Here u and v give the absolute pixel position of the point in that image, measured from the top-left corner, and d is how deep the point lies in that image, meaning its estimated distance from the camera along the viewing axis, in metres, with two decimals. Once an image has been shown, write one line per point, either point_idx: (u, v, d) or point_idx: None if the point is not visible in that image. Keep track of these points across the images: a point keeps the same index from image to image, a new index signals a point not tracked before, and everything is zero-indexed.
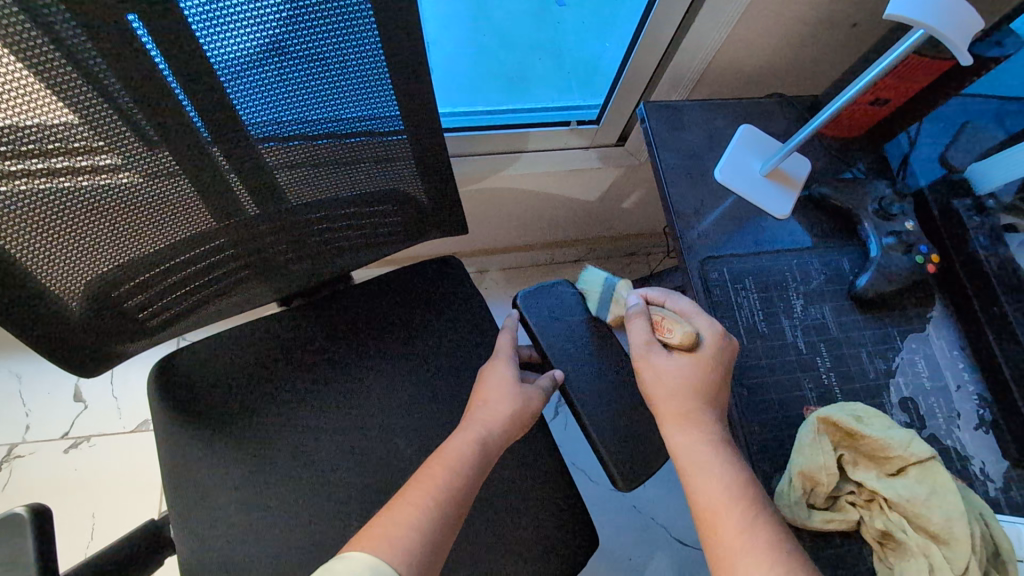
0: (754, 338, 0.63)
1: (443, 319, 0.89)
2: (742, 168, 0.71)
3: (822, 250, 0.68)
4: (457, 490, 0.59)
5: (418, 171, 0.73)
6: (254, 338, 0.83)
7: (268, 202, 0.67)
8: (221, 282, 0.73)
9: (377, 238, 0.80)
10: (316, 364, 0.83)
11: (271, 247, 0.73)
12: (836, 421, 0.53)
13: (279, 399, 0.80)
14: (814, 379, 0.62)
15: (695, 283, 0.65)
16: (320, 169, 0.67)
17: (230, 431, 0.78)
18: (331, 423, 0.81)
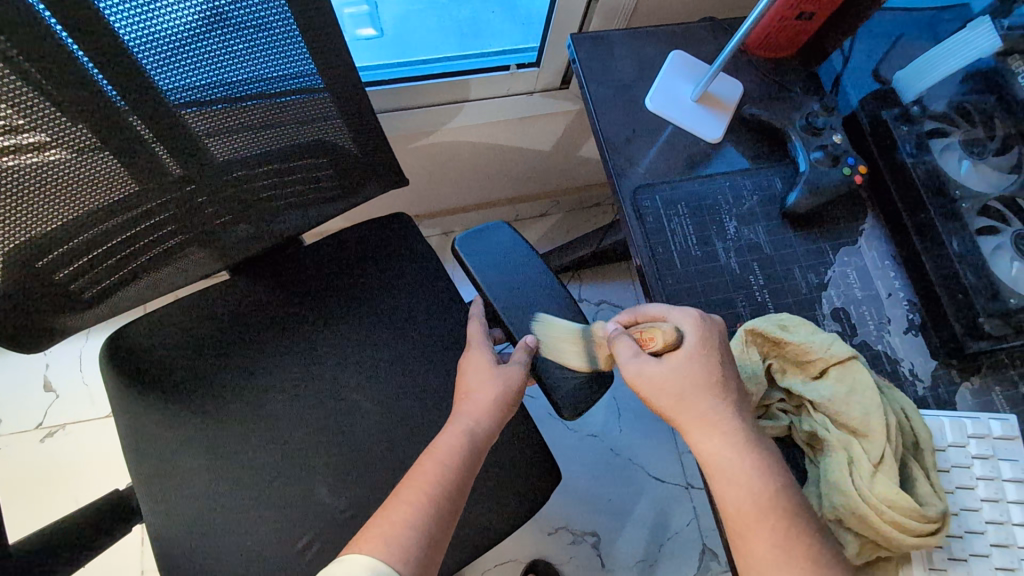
0: (687, 262, 0.63)
1: (394, 276, 0.89)
2: (672, 96, 0.70)
3: (756, 171, 0.68)
4: (452, 485, 0.59)
5: (350, 126, 0.72)
6: (205, 310, 0.82)
7: (199, 168, 0.66)
8: (161, 250, 0.73)
9: (318, 199, 0.79)
10: (270, 329, 0.83)
11: (207, 213, 0.72)
12: (762, 332, 0.54)
13: (235, 364, 0.81)
14: (749, 297, 0.63)
15: (628, 209, 0.65)
16: (249, 135, 0.66)
17: (189, 399, 0.78)
18: (290, 384, 0.81)
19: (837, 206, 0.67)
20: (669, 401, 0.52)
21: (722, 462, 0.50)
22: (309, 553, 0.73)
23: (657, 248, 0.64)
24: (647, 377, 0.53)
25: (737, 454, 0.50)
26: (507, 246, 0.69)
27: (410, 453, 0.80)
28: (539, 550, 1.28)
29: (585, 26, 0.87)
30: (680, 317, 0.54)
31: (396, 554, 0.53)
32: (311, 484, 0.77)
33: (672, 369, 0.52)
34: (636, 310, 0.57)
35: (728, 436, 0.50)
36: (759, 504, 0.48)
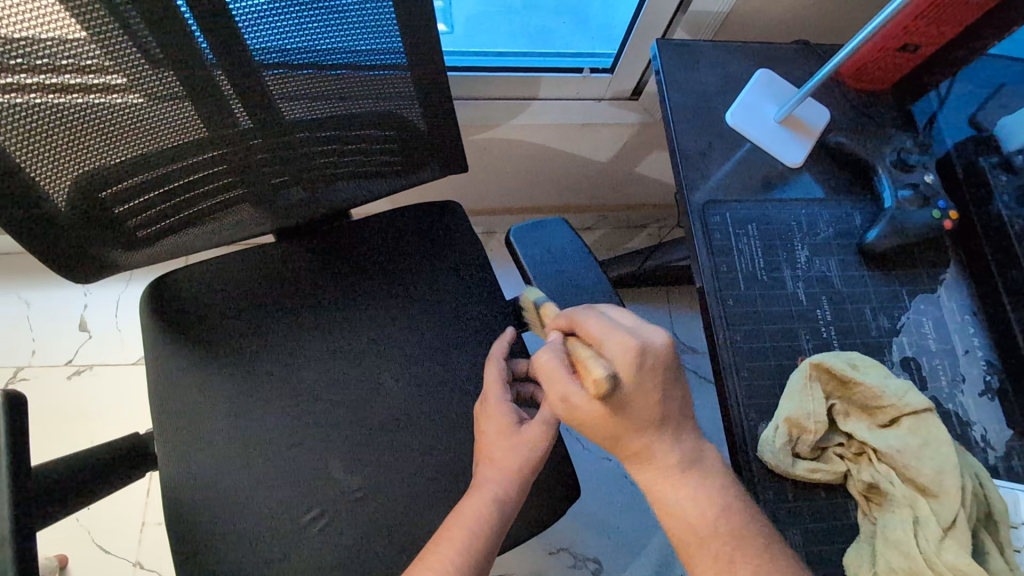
0: (752, 285, 0.60)
1: (437, 263, 0.87)
2: (754, 116, 0.67)
3: (834, 202, 0.64)
4: (477, 555, 0.56)
5: (423, 108, 0.71)
6: (247, 270, 0.82)
7: (270, 128, 0.66)
8: (217, 203, 0.73)
9: (379, 179, 0.79)
10: (307, 297, 0.82)
11: (268, 172, 0.72)
12: (829, 368, 0.51)
13: (269, 327, 0.80)
14: (813, 331, 0.59)
15: (694, 223, 0.62)
16: (324, 104, 0.66)
17: (218, 355, 0.78)
18: (319, 355, 0.80)
19: (918, 251, 0.63)
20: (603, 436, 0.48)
21: (738, 539, 0.47)
22: (314, 528, 0.71)
23: (721, 266, 0.60)
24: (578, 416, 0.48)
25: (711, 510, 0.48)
26: (562, 243, 0.67)
27: (427, 444, 0.77)
28: (536, 567, 1.23)
29: (668, 35, 0.84)
30: (619, 352, 0.45)
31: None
32: (326, 458, 0.75)
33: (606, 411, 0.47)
34: (578, 323, 0.49)
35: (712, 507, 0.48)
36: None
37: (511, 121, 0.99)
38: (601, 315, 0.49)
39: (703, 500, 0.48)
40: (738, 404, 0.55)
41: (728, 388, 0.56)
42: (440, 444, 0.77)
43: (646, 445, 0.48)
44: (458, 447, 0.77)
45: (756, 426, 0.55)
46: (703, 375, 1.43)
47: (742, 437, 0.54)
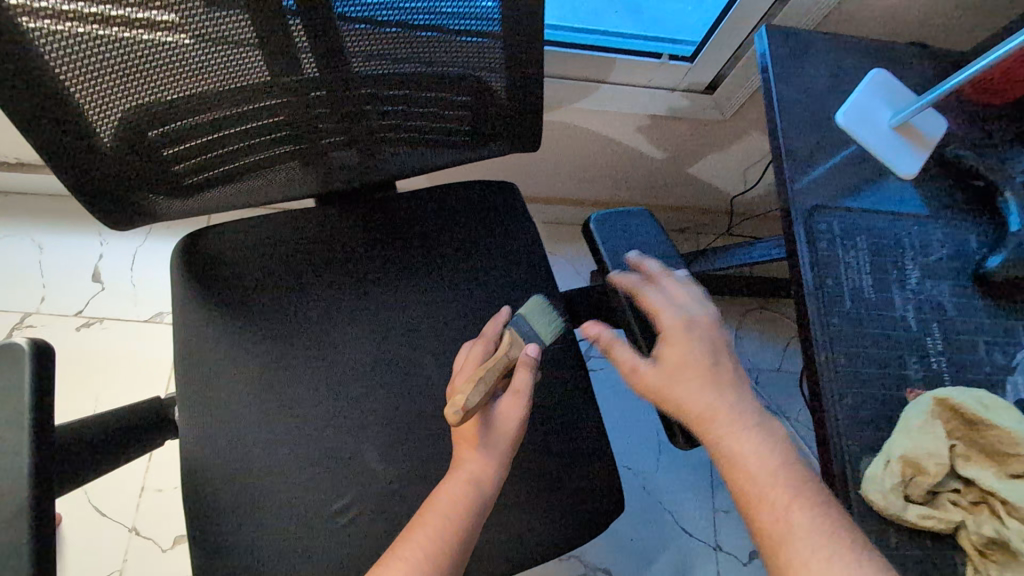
0: (858, 303, 0.54)
1: (488, 247, 0.81)
2: (866, 118, 0.61)
3: (949, 221, 0.58)
4: (456, 540, 0.51)
5: (504, 80, 0.65)
6: (289, 235, 0.76)
7: (338, 87, 0.61)
8: (270, 167, 0.67)
9: (444, 153, 0.74)
10: (348, 268, 0.77)
11: (328, 137, 0.66)
12: (955, 405, 0.46)
13: (307, 297, 0.74)
14: (923, 361, 0.53)
15: (798, 228, 0.56)
16: (399, 65, 0.61)
17: (251, 320, 0.72)
18: (359, 333, 0.74)
19: None
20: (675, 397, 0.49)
21: (821, 506, 0.44)
22: (343, 518, 0.66)
23: (825, 278, 0.55)
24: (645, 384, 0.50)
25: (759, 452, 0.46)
26: (647, 235, 0.61)
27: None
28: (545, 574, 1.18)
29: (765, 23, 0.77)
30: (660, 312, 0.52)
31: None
32: (360, 443, 0.69)
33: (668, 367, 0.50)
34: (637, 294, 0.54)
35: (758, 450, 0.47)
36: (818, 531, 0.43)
37: (575, 103, 0.92)
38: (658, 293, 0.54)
39: (766, 456, 0.46)
40: (839, 434, 0.50)
41: (828, 414, 0.51)
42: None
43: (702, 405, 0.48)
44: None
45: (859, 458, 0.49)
46: None
47: (843, 470, 0.49)
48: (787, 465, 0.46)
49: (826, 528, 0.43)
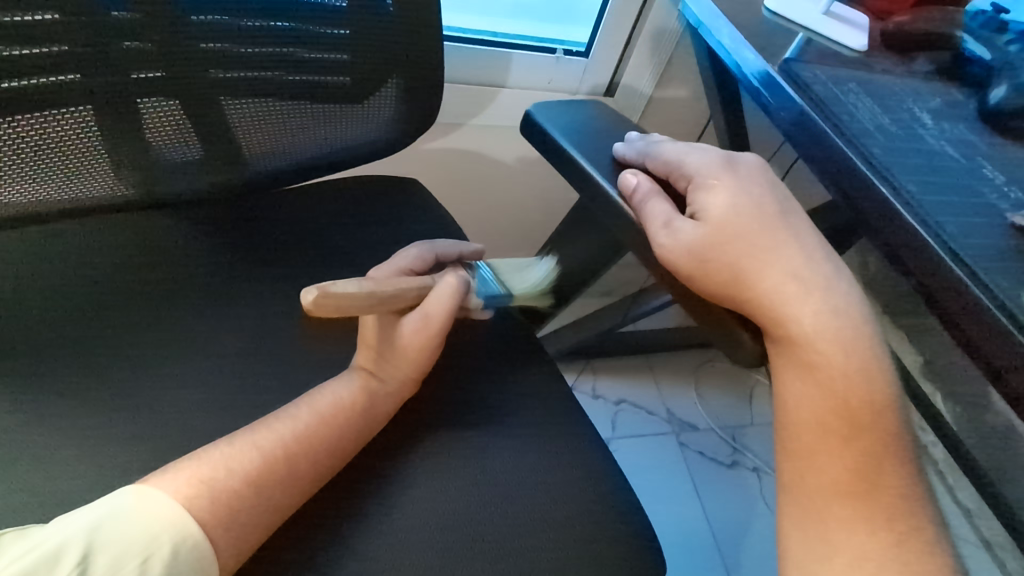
0: (890, 137, 0.43)
1: (399, 241, 0.60)
2: (798, 6, 0.56)
3: (927, 79, 0.52)
4: (314, 454, 0.40)
5: (400, 31, 0.51)
6: (95, 256, 0.50)
7: (161, 24, 0.43)
8: (82, 186, 0.48)
9: (337, 142, 0.57)
10: (198, 285, 0.51)
11: (168, 139, 0.48)
12: None
13: (128, 331, 0.47)
14: (998, 190, 0.40)
15: (784, 82, 0.46)
16: (260, 25, 0.46)
17: (22, 384, 0.43)
18: (220, 374, 0.47)
19: None
20: (732, 258, 0.38)
21: (890, 447, 0.36)
22: None
23: (842, 122, 0.43)
24: (682, 246, 0.38)
25: (841, 350, 0.37)
26: (610, 130, 0.48)
27: (420, 499, 0.44)
28: None
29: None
30: (690, 166, 0.42)
31: (203, 507, 0.35)
32: None
33: (717, 221, 0.39)
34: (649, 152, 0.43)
35: (843, 355, 0.37)
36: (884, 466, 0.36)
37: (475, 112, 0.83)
38: (677, 147, 0.43)
39: (854, 364, 0.37)
40: (971, 269, 0.35)
41: (940, 252, 0.36)
42: (440, 496, 0.44)
43: (772, 282, 0.37)
44: (473, 498, 0.45)
45: (1012, 298, 0.34)
46: (711, 456, 1.12)
47: (1010, 313, 0.33)
48: (867, 343, 0.37)
49: (886, 473, 0.36)
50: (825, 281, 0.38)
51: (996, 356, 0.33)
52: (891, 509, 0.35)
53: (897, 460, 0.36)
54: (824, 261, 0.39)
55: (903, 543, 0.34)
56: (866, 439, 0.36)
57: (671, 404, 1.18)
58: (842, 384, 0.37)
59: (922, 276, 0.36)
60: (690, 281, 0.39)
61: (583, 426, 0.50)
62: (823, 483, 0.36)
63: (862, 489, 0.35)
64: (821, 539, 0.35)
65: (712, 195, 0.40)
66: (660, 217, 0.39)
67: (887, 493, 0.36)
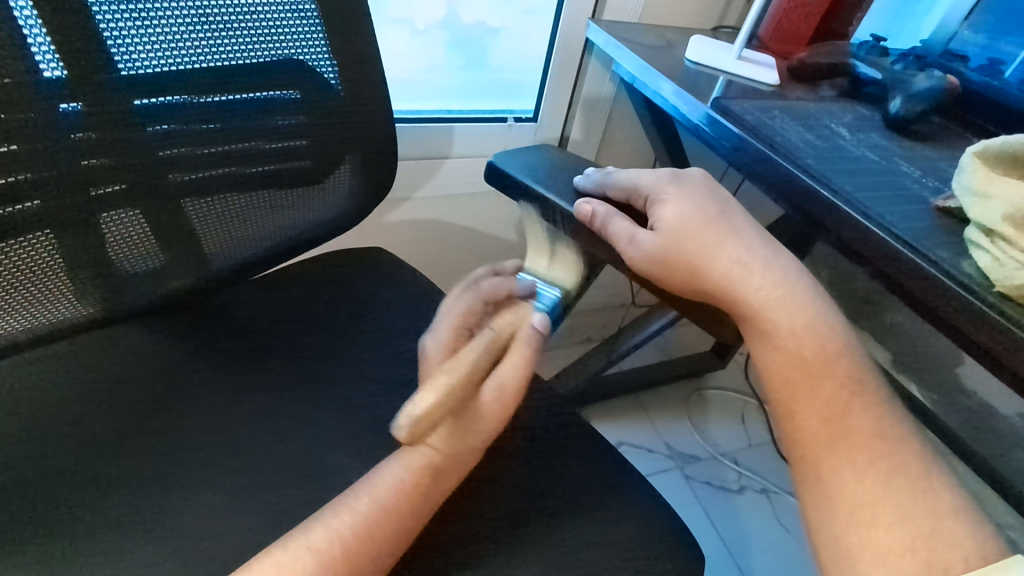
0: (818, 149, 0.49)
1: (389, 307, 0.61)
2: (714, 55, 0.64)
3: (835, 101, 0.60)
4: (378, 544, 0.37)
5: (372, 118, 0.54)
6: (88, 368, 0.49)
7: (119, 144, 0.41)
8: (40, 318, 0.43)
9: (305, 222, 0.57)
10: (198, 381, 0.50)
11: (130, 252, 0.45)
12: (999, 162, 0.40)
13: (135, 435, 0.45)
14: (918, 181, 0.47)
15: (718, 115, 0.53)
16: (217, 127, 0.45)
17: (22, 512, 0.40)
18: (234, 466, 0.46)
19: (935, 122, 0.58)
20: (695, 257, 0.43)
21: (880, 402, 0.40)
22: None
23: (775, 142, 0.49)
24: (649, 256, 0.44)
25: (805, 314, 0.42)
26: (566, 169, 0.54)
27: (457, 560, 0.43)
28: None
29: (584, 66, 0.86)
30: (647, 182, 0.47)
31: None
32: None
33: (677, 228, 0.44)
34: (605, 180, 0.48)
35: (806, 320, 0.42)
36: (887, 424, 0.39)
37: (438, 182, 0.87)
38: (628, 171, 0.49)
39: (821, 328, 0.41)
40: (919, 249, 0.39)
41: (888, 237, 0.40)
42: (478, 553, 0.44)
43: (730, 271, 0.43)
44: (510, 548, 0.44)
45: (954, 266, 0.38)
46: (718, 484, 1.11)
47: (961, 280, 0.37)
48: (809, 303, 0.42)
49: (896, 431, 0.39)
50: (765, 260, 0.44)
51: (957, 319, 0.37)
52: (885, 454, 0.37)
53: (869, 401, 0.39)
54: (763, 244, 0.44)
55: (898, 483, 0.36)
56: (861, 399, 0.39)
57: (668, 439, 1.18)
58: (794, 341, 0.41)
59: (876, 260, 0.41)
60: (659, 281, 0.44)
61: (600, 456, 0.51)
62: (807, 439, 0.39)
63: (890, 448, 0.38)
64: (823, 495, 0.38)
65: (665, 208, 0.45)
66: (624, 234, 0.44)
67: (870, 435, 0.38)
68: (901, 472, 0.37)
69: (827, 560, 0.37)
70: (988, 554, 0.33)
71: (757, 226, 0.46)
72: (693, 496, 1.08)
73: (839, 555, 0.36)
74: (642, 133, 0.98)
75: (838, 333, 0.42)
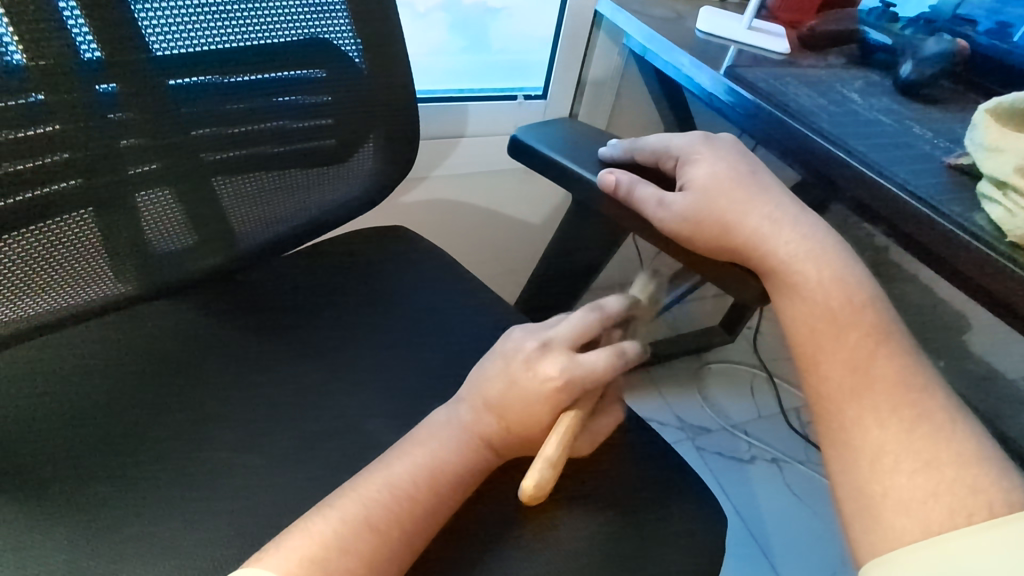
0: (831, 113, 0.50)
1: (411, 284, 0.63)
2: (724, 25, 0.65)
3: (846, 68, 0.60)
4: (423, 517, 0.39)
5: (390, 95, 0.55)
6: (129, 346, 0.50)
7: (158, 124, 0.42)
8: (83, 295, 0.44)
9: (335, 201, 0.58)
10: (238, 356, 0.52)
11: (166, 229, 0.47)
12: (1010, 118, 0.42)
13: (179, 406, 0.48)
14: (930, 142, 0.48)
15: (732, 83, 0.54)
16: (245, 107, 0.46)
17: (80, 478, 0.42)
18: (274, 438, 0.48)
19: (945, 86, 0.59)
20: (724, 216, 0.45)
21: (906, 352, 0.42)
22: None
23: (790, 108, 0.50)
24: (679, 216, 0.45)
25: (832, 269, 0.44)
26: (591, 141, 0.55)
27: (492, 516, 0.44)
28: None
29: (593, 41, 0.87)
30: (677, 147, 0.49)
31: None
32: None
33: (705, 189, 0.46)
34: (633, 145, 0.50)
35: (831, 272, 0.43)
36: (912, 373, 0.41)
37: (456, 161, 0.89)
38: (656, 138, 0.51)
39: (846, 283, 0.43)
40: (934, 205, 0.41)
41: (902, 194, 0.42)
42: (511, 511, 0.45)
43: (757, 229, 0.44)
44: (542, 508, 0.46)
45: (968, 220, 0.39)
46: (729, 454, 1.14)
47: (973, 232, 0.39)
48: (835, 260, 0.44)
49: (918, 378, 0.40)
50: (792, 218, 0.45)
51: (969, 269, 0.38)
52: (904, 402, 0.39)
53: (893, 351, 0.41)
54: (790, 203, 0.46)
55: (921, 431, 0.38)
56: (885, 347, 0.41)
57: (679, 412, 1.20)
58: (823, 293, 0.43)
59: (891, 217, 0.42)
60: (688, 241, 0.45)
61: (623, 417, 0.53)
62: (832, 390, 0.41)
63: (912, 395, 0.40)
64: (846, 441, 0.40)
65: (695, 169, 0.47)
66: (651, 198, 0.46)
67: (892, 383, 0.40)
68: (925, 421, 0.39)
69: (849, 507, 0.39)
70: (1014, 502, 0.35)
71: (781, 186, 0.48)
72: (705, 466, 1.11)
73: (862, 502, 0.38)
74: (651, 108, 0.98)
75: (864, 285, 0.44)
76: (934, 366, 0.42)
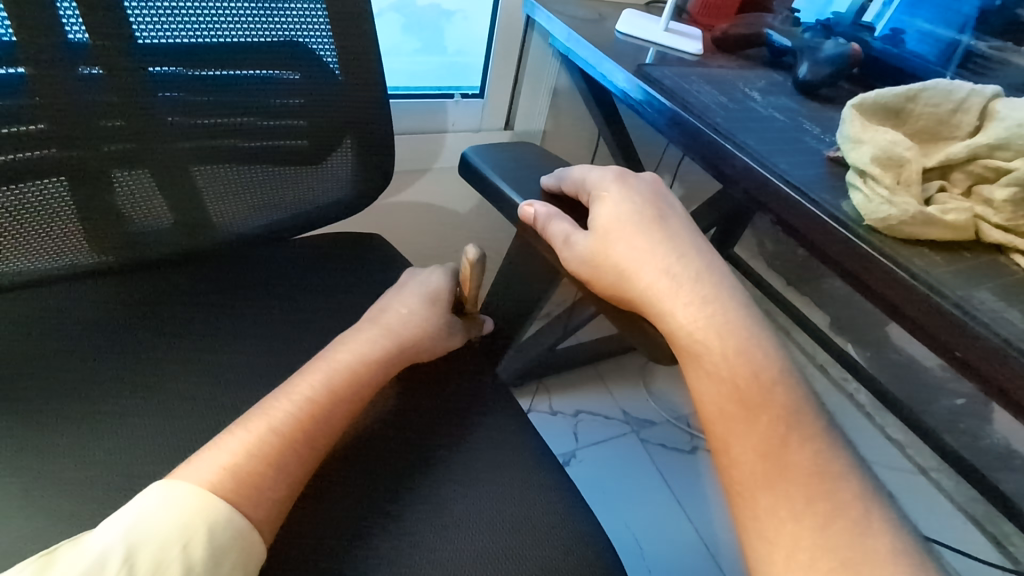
0: (728, 109, 0.53)
1: (333, 272, 0.62)
2: (642, 26, 0.68)
3: (751, 69, 0.64)
4: (314, 414, 0.42)
5: None
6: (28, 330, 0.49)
7: (139, 113, 0.45)
8: (56, 259, 0.48)
9: (284, 215, 0.58)
10: (132, 350, 0.49)
11: (142, 209, 0.49)
12: (872, 112, 0.46)
13: (73, 391, 0.46)
14: (816, 136, 0.51)
15: (638, 82, 0.56)
16: (217, 99, 0.48)
17: None
18: (176, 427, 0.45)
19: (841, 86, 0.63)
20: (623, 263, 0.44)
21: (821, 436, 0.37)
22: None
23: (690, 104, 0.53)
24: (581, 257, 0.45)
25: (741, 335, 0.40)
26: (530, 165, 0.57)
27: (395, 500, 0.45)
28: None
29: (527, 43, 0.89)
30: (596, 184, 0.49)
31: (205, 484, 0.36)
32: None
33: (608, 232, 0.45)
34: (561, 177, 0.52)
35: (736, 338, 0.40)
36: (825, 460, 0.36)
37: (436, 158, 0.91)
38: (586, 167, 0.51)
39: (754, 355, 0.39)
40: (811, 198, 0.43)
41: (781, 184, 0.44)
42: (416, 495, 0.45)
43: (654, 285, 0.42)
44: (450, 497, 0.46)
45: (835, 207, 0.42)
46: (673, 447, 1.17)
47: (838, 216, 0.42)
48: (743, 328, 0.40)
49: (833, 467, 0.36)
50: (697, 278, 0.42)
51: (835, 252, 0.42)
52: (814, 491, 0.34)
53: (806, 434, 0.37)
54: (697, 257, 0.44)
55: (836, 528, 0.33)
56: (797, 430, 0.37)
57: (626, 406, 1.23)
58: (726, 365, 0.39)
59: (774, 206, 0.45)
60: (590, 283, 0.46)
61: None
62: (743, 475, 0.36)
63: (824, 488, 0.35)
64: (761, 539, 0.34)
65: (603, 207, 0.47)
66: (560, 235, 0.47)
67: (806, 473, 0.35)
68: (837, 521, 0.33)
69: None
70: None
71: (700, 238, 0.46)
72: (649, 460, 1.14)
73: None
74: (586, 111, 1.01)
75: (771, 356, 0.40)
76: (855, 451, 0.37)
